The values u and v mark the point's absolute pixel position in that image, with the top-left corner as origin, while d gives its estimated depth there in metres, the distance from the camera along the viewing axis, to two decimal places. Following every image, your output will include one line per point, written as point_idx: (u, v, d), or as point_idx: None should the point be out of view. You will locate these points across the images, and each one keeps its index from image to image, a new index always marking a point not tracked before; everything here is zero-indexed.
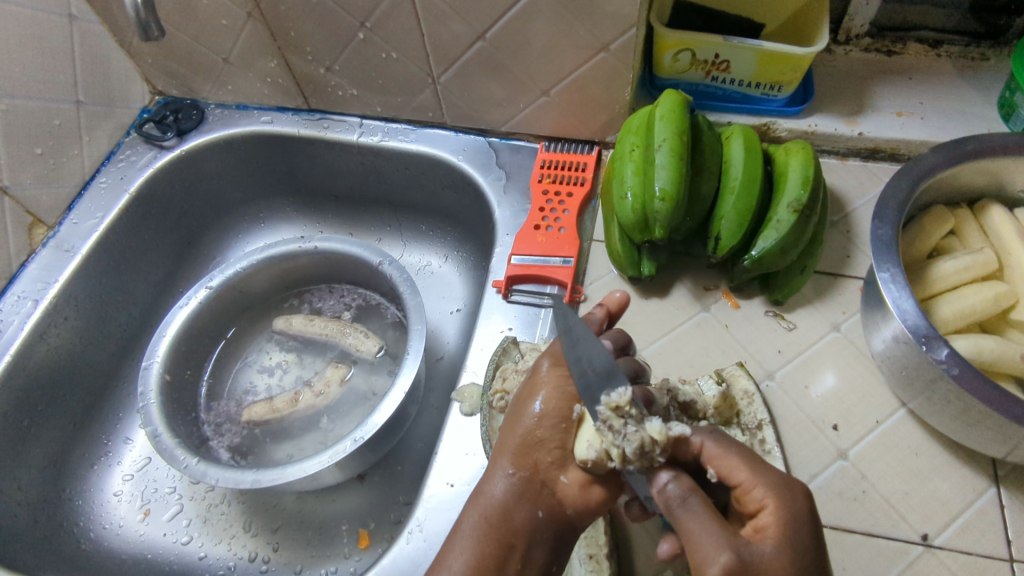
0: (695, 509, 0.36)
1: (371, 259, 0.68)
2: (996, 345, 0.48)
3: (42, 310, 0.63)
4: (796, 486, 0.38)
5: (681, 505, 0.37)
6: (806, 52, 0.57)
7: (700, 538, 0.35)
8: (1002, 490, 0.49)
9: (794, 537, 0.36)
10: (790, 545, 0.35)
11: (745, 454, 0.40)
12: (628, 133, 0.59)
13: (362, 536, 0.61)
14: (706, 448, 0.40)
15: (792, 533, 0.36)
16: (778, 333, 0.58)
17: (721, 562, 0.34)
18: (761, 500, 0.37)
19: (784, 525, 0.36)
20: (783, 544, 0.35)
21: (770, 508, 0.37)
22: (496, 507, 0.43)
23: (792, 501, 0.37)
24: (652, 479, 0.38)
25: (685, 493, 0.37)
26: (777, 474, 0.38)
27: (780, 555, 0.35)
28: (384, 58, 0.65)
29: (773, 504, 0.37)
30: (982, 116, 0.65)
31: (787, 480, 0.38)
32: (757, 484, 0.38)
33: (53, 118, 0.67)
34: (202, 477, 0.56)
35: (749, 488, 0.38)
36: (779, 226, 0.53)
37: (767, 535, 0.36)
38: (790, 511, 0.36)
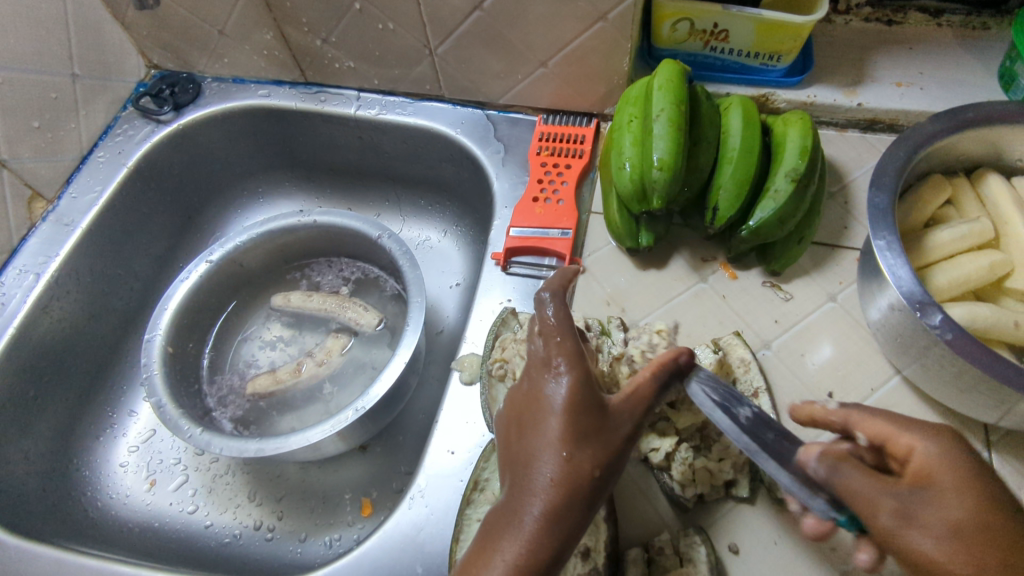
0: (850, 474, 0.33)
1: (372, 232, 0.68)
2: (990, 313, 0.49)
3: (44, 283, 0.64)
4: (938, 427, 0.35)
5: (836, 474, 0.34)
6: (806, 20, 0.56)
7: (866, 492, 0.32)
8: (993, 455, 0.50)
9: (961, 466, 0.33)
10: (964, 477, 0.32)
11: (891, 413, 0.37)
12: (627, 104, 0.58)
13: (365, 504, 0.62)
14: (846, 412, 0.39)
15: (957, 463, 0.33)
16: (775, 303, 0.58)
17: (888, 515, 0.32)
18: (909, 445, 0.35)
19: (944, 458, 0.33)
20: (957, 472, 0.33)
21: (915, 450, 0.34)
22: (559, 438, 0.38)
23: (944, 441, 0.34)
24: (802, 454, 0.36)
25: (833, 465, 0.34)
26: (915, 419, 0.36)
27: (958, 493, 0.32)
28: (380, 30, 0.65)
29: (922, 443, 0.34)
30: (982, 86, 0.64)
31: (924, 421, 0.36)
32: (903, 430, 0.35)
33: (49, 91, 0.67)
34: (207, 447, 0.56)
35: (898, 435, 0.35)
36: (776, 197, 0.53)
37: (936, 471, 0.33)
38: (946, 444, 0.34)
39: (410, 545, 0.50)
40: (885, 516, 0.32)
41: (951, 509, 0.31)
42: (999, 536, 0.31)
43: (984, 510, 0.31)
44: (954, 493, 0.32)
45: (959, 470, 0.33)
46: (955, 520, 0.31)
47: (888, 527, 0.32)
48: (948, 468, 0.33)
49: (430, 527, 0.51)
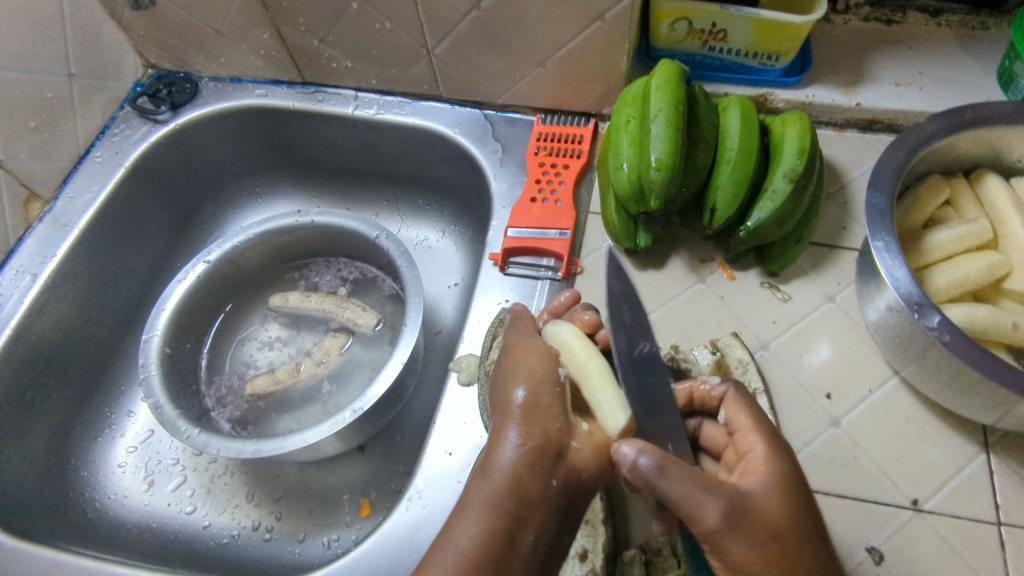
0: (680, 473, 0.38)
1: (370, 232, 0.68)
2: (988, 314, 0.48)
3: (41, 284, 0.64)
4: (781, 445, 0.41)
5: (661, 474, 0.38)
6: (804, 20, 0.56)
7: (685, 496, 0.38)
8: (991, 456, 0.50)
9: (784, 477, 0.40)
10: (781, 485, 0.39)
11: (763, 418, 0.43)
12: (624, 104, 0.58)
13: (363, 505, 0.62)
14: (726, 396, 0.46)
15: (780, 476, 0.40)
16: (773, 304, 0.58)
17: (716, 515, 0.37)
18: (750, 451, 0.42)
19: (772, 467, 0.40)
20: (776, 481, 0.39)
21: (761, 462, 0.40)
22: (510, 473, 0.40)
23: (781, 457, 0.41)
24: (619, 453, 0.40)
25: (661, 461, 0.38)
26: (767, 426, 0.43)
27: (769, 493, 0.39)
28: (378, 29, 0.64)
29: (761, 450, 0.41)
30: (980, 86, 0.64)
31: (773, 437, 0.42)
32: (751, 432, 0.42)
33: (45, 91, 0.67)
34: (204, 448, 0.56)
35: (746, 432, 0.43)
36: (774, 197, 0.53)
37: (758, 474, 0.40)
38: (777, 453, 0.41)
39: (408, 546, 0.50)
40: (709, 517, 0.37)
41: (768, 507, 0.38)
42: (792, 540, 0.38)
43: (788, 512, 0.38)
44: (767, 487, 0.39)
45: (778, 477, 0.40)
46: (763, 517, 0.38)
47: (714, 522, 0.37)
48: (761, 475, 0.40)
49: (428, 528, 0.51)
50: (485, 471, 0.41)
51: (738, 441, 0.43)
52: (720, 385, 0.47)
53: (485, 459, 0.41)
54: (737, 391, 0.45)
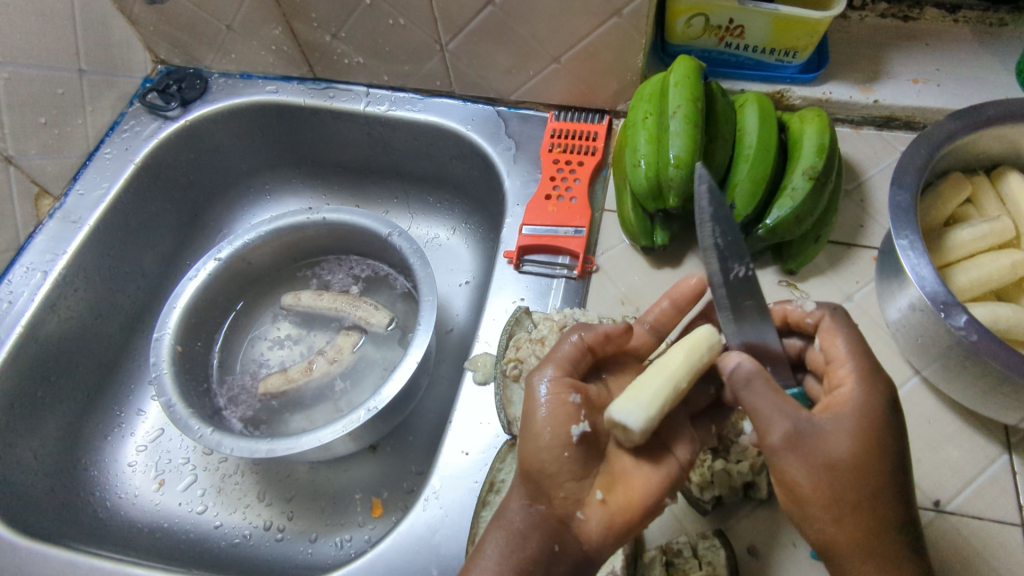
0: (760, 388, 0.37)
1: (382, 230, 0.68)
2: (1013, 313, 0.48)
3: (51, 281, 0.63)
4: (879, 380, 0.38)
5: (746, 387, 0.37)
6: (824, 16, 0.56)
7: (764, 410, 0.37)
8: (1014, 456, 0.50)
9: (868, 418, 0.37)
10: (863, 424, 0.37)
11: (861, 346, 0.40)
12: (641, 101, 0.58)
13: (376, 505, 0.62)
14: (823, 322, 0.42)
15: (866, 419, 0.37)
16: (791, 303, 0.58)
17: (783, 432, 0.36)
18: (844, 379, 0.39)
19: (861, 405, 0.37)
20: (859, 419, 0.37)
21: (851, 391, 0.38)
22: (513, 530, 0.40)
23: (872, 391, 0.38)
24: (725, 359, 0.39)
25: (750, 376, 0.37)
26: (869, 360, 0.39)
27: (847, 431, 0.37)
28: (391, 25, 0.64)
29: (853, 386, 0.38)
30: (998, 83, 0.64)
31: (872, 370, 0.39)
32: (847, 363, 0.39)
33: (56, 87, 0.66)
34: (217, 447, 0.56)
35: (840, 364, 0.40)
36: (794, 195, 0.52)
37: (846, 410, 0.37)
38: (870, 394, 0.38)
39: (424, 547, 0.50)
40: (775, 434, 0.36)
41: (841, 443, 0.36)
42: (855, 478, 0.36)
43: (859, 455, 0.36)
44: (849, 430, 0.37)
45: (863, 416, 0.37)
46: (831, 452, 0.36)
47: (776, 441, 0.36)
48: (849, 411, 0.37)
49: (444, 528, 0.50)
50: (497, 524, 0.41)
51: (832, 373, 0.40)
52: (818, 308, 0.43)
53: (499, 511, 0.42)
54: (835, 311, 0.42)
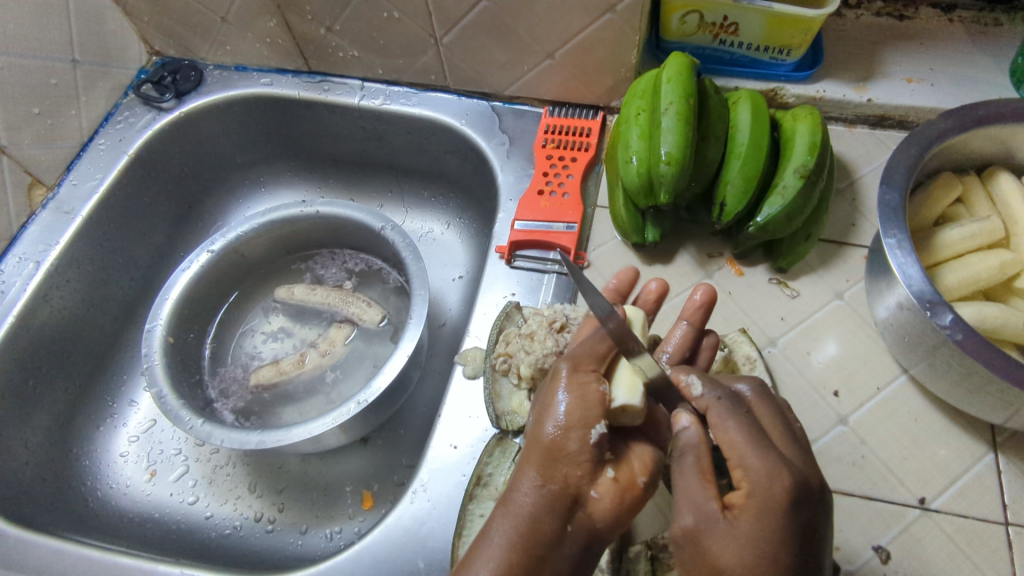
0: (686, 467, 0.38)
1: (375, 224, 0.68)
2: (1000, 313, 0.48)
3: (44, 272, 0.63)
4: (786, 475, 0.36)
5: (679, 458, 0.39)
6: (817, 14, 0.55)
7: (681, 493, 0.38)
8: (999, 456, 0.50)
9: (763, 529, 0.35)
10: (755, 532, 0.35)
11: (752, 435, 0.37)
12: (634, 97, 0.58)
13: (366, 498, 0.62)
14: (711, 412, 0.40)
15: (759, 527, 0.35)
16: (781, 301, 0.58)
17: (683, 523, 0.37)
18: (741, 480, 0.37)
19: (757, 509, 0.35)
20: (750, 531, 0.35)
21: (746, 490, 0.36)
22: (528, 512, 0.38)
23: (777, 490, 0.35)
24: (675, 418, 0.40)
25: (685, 448, 0.39)
26: (770, 453, 0.36)
27: (740, 539, 0.35)
28: (385, 18, 0.64)
29: (752, 485, 0.36)
30: (992, 82, 0.64)
31: (778, 467, 0.36)
32: (742, 461, 0.37)
33: (50, 77, 0.66)
34: (207, 438, 0.56)
35: (737, 462, 0.37)
36: (785, 192, 0.52)
37: (745, 514, 0.35)
38: (765, 499, 0.35)
39: (412, 539, 0.50)
40: (680, 523, 0.37)
41: (727, 552, 0.35)
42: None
43: (749, 568, 0.34)
44: (744, 535, 0.35)
45: (756, 534, 0.35)
46: (720, 558, 0.35)
47: (679, 530, 0.37)
48: (747, 512, 0.35)
49: (431, 521, 0.51)
50: (505, 508, 0.39)
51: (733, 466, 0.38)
52: (705, 394, 0.40)
53: (507, 490, 0.40)
54: (720, 403, 0.39)
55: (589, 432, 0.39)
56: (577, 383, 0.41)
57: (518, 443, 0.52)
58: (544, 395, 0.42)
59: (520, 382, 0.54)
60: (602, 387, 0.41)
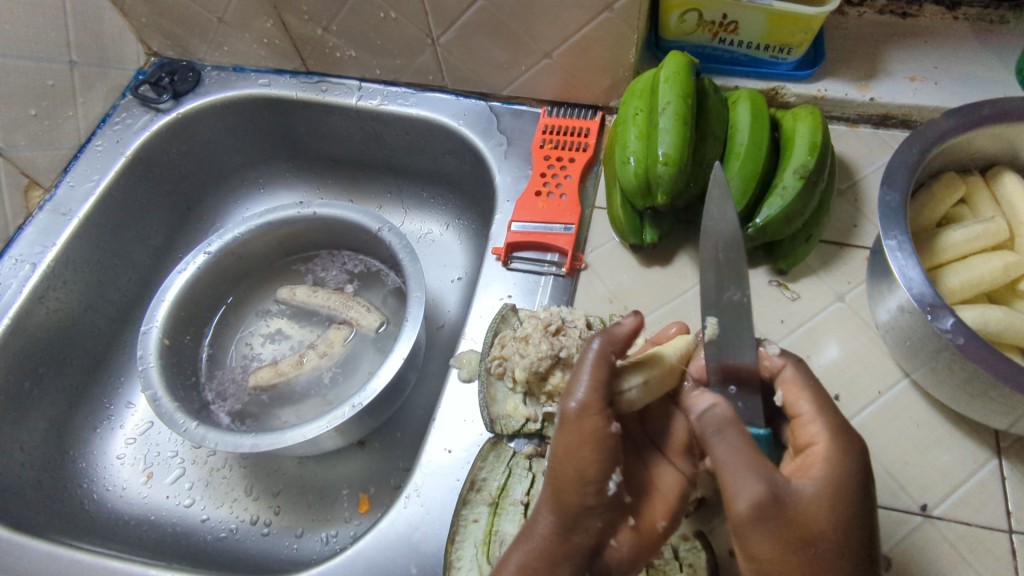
0: (732, 442, 0.36)
1: (372, 225, 0.67)
2: (1004, 316, 0.47)
3: (40, 273, 0.63)
4: (860, 437, 0.38)
5: (717, 434, 0.37)
6: (817, 12, 0.55)
7: (734, 465, 0.36)
8: (1003, 461, 0.49)
9: (848, 485, 0.36)
10: (844, 489, 0.36)
11: (820, 397, 0.40)
12: (632, 97, 0.57)
13: (362, 501, 0.62)
14: (784, 373, 0.41)
15: (839, 482, 0.36)
16: (781, 304, 0.57)
17: (750, 497, 0.35)
18: (814, 438, 0.38)
19: (838, 463, 0.37)
20: (832, 486, 0.36)
21: (827, 446, 0.37)
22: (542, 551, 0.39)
23: (860, 449, 0.37)
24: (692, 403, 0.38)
25: (721, 426, 0.36)
26: (840, 415, 0.39)
27: (824, 498, 0.36)
28: (382, 18, 0.63)
29: (831, 443, 0.37)
30: (997, 81, 0.63)
31: (849, 427, 0.39)
32: (814, 419, 0.39)
33: (46, 79, 0.66)
34: (202, 441, 0.56)
35: (809, 421, 0.39)
36: (784, 193, 0.52)
37: (817, 473, 0.36)
38: (845, 457, 0.37)
39: (405, 544, 0.50)
40: (743, 502, 0.35)
41: (815, 513, 0.35)
42: (828, 553, 0.35)
43: (834, 528, 0.35)
44: (824, 496, 0.36)
45: (840, 490, 0.36)
46: (803, 523, 0.35)
47: (744, 509, 0.35)
48: (829, 470, 0.36)
49: (425, 526, 0.50)
50: (523, 534, 0.40)
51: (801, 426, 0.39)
52: (779, 354, 0.42)
53: (529, 518, 0.41)
54: (799, 364, 0.41)
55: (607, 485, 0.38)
56: (591, 433, 0.38)
57: (513, 448, 0.52)
58: (554, 441, 0.40)
59: (515, 386, 0.53)
60: (612, 427, 0.38)
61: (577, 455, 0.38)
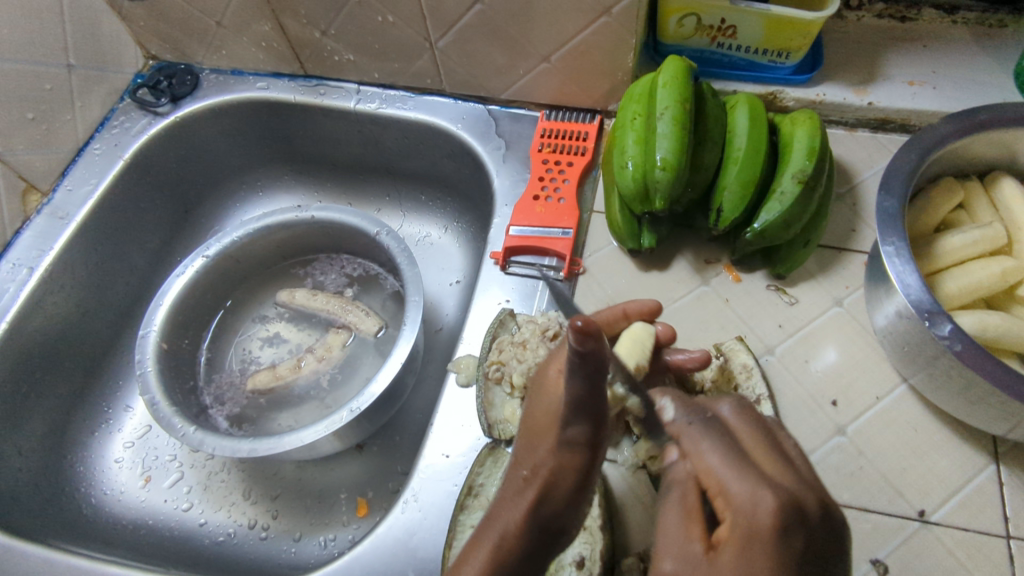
0: (672, 501, 0.35)
1: (370, 229, 0.67)
2: (1001, 322, 0.47)
3: (38, 277, 0.63)
4: (769, 493, 0.31)
5: (664, 498, 0.36)
6: (816, 17, 0.55)
7: (668, 530, 0.34)
8: (1001, 467, 0.49)
9: (751, 566, 0.29)
10: (742, 569, 0.29)
11: (734, 454, 0.34)
12: (630, 101, 0.57)
13: (361, 505, 0.62)
14: (687, 435, 0.36)
15: (750, 564, 0.29)
16: (779, 308, 0.57)
17: (661, 570, 0.33)
18: (724, 511, 0.32)
19: (747, 532, 0.30)
20: (741, 566, 0.29)
21: (729, 521, 0.31)
22: (521, 530, 0.37)
23: (766, 512, 0.30)
24: (664, 458, 0.37)
25: (674, 482, 0.35)
26: (753, 473, 0.32)
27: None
28: (380, 22, 0.63)
29: (734, 514, 0.31)
30: (996, 85, 0.63)
31: (762, 483, 0.31)
32: (726, 481, 0.32)
33: (44, 82, 0.66)
34: (199, 446, 0.56)
35: (717, 491, 0.33)
36: (782, 198, 0.51)
37: (727, 547, 0.30)
38: (757, 502, 0.31)
39: (402, 550, 0.50)
40: (660, 569, 0.33)
41: None
42: None
43: None
44: (730, 575, 0.30)
45: (749, 568, 0.29)
46: None
47: (661, 575, 0.33)
48: (733, 543, 0.30)
49: (423, 532, 0.50)
50: (497, 515, 0.38)
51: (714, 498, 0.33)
52: (676, 418, 0.37)
53: (497, 502, 0.39)
54: (692, 426, 0.36)
55: (589, 481, 0.39)
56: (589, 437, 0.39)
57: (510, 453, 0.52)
58: (548, 432, 0.40)
59: (513, 391, 0.53)
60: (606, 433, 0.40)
61: (570, 446, 0.39)
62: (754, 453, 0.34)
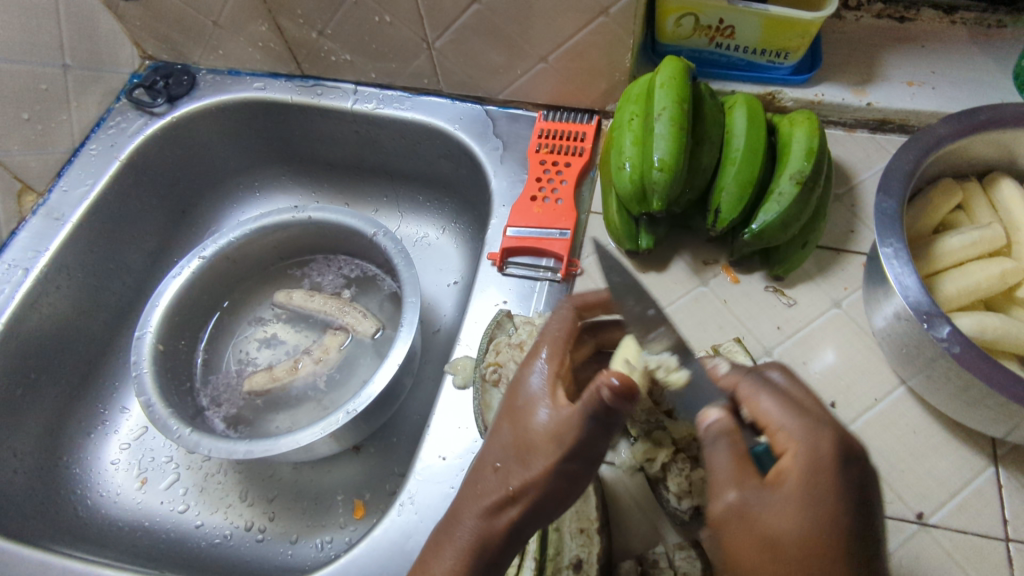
0: (722, 449, 0.36)
1: (367, 230, 0.67)
2: (1000, 324, 0.47)
3: (33, 278, 0.63)
4: (828, 433, 0.35)
5: (713, 444, 0.36)
6: (814, 17, 0.54)
7: (718, 465, 0.36)
8: (1000, 469, 0.49)
9: (816, 495, 0.33)
10: (810, 497, 0.33)
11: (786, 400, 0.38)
12: (628, 102, 0.57)
13: (357, 507, 0.61)
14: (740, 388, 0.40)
15: (814, 492, 0.33)
16: (777, 309, 0.57)
17: (725, 500, 0.35)
18: (783, 445, 0.36)
19: (809, 468, 0.34)
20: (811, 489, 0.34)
21: (791, 454, 0.35)
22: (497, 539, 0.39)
23: (824, 447, 0.35)
24: (703, 415, 0.38)
25: (718, 435, 0.36)
26: (807, 415, 0.36)
27: (794, 507, 0.33)
28: (377, 22, 0.63)
29: (797, 447, 0.35)
30: (995, 86, 0.62)
31: (818, 426, 0.36)
32: (782, 428, 0.37)
33: (38, 82, 0.66)
34: (195, 447, 0.55)
35: (777, 430, 0.37)
36: (781, 199, 0.51)
37: (791, 478, 0.34)
38: (817, 438, 0.35)
39: (398, 552, 0.49)
40: (718, 503, 0.35)
41: (782, 522, 0.33)
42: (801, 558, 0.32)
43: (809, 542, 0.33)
44: (793, 509, 0.33)
45: (808, 496, 0.34)
46: (771, 531, 0.33)
47: (718, 510, 0.35)
48: (796, 475, 0.34)
49: (419, 534, 0.50)
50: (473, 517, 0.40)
51: (772, 436, 0.37)
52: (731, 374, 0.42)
53: (476, 498, 0.40)
54: (750, 379, 0.40)
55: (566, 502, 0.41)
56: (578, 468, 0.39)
57: None
58: (541, 453, 0.39)
59: None
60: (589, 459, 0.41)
61: (560, 472, 0.39)
62: (802, 401, 0.38)
